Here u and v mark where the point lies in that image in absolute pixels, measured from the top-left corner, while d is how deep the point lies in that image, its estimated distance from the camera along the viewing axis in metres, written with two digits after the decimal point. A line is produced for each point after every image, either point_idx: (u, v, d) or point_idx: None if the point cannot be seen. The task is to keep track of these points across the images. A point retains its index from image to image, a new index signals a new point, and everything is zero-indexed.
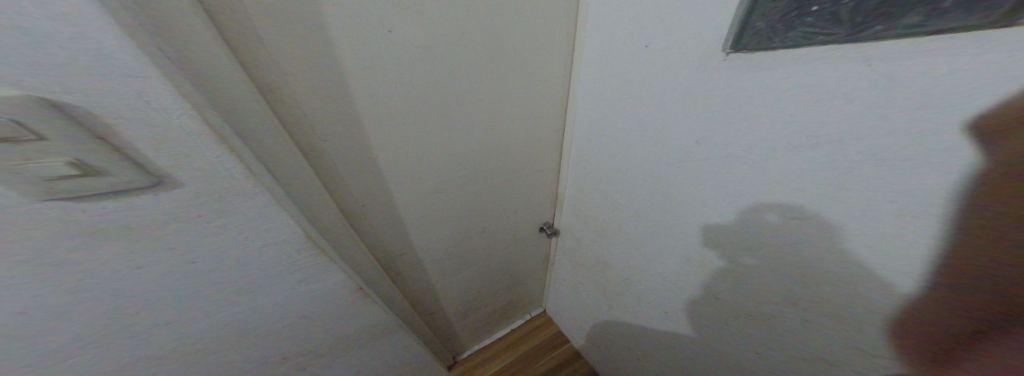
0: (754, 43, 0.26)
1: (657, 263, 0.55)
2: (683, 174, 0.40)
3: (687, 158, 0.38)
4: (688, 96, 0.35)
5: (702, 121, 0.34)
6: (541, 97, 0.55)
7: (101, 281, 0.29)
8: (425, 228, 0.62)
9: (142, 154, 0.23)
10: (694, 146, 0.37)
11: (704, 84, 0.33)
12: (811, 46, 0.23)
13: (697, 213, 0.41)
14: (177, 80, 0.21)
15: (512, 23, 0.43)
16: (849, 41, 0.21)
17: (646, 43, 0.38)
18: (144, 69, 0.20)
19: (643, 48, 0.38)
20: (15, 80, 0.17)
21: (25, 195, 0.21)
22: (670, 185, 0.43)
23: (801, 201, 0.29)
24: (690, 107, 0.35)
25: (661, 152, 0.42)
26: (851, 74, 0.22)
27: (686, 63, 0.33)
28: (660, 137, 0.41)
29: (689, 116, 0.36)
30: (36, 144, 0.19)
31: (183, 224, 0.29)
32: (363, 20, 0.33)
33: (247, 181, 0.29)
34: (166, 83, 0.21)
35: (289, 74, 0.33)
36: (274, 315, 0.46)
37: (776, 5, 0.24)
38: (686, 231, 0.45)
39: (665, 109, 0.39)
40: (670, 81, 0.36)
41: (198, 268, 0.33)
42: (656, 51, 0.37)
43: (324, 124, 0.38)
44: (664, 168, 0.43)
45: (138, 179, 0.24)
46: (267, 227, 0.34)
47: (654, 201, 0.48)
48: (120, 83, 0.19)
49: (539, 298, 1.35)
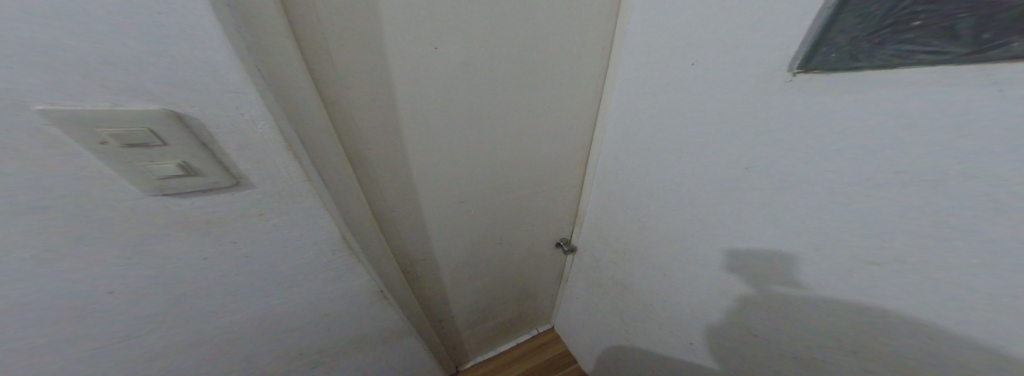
0: (833, 61, 0.24)
1: (680, 289, 0.53)
2: (715, 201, 0.40)
3: (722, 185, 0.38)
4: (729, 121, 0.35)
5: (742, 149, 0.34)
6: (573, 115, 0.57)
7: (171, 268, 0.32)
8: (447, 235, 0.64)
9: (229, 159, 0.26)
10: (730, 174, 0.37)
11: (746, 111, 0.32)
12: (910, 66, 0.20)
13: (728, 242, 0.40)
14: (265, 94, 0.25)
15: (549, 44, 0.45)
16: (964, 60, 0.18)
17: (692, 62, 0.37)
18: (245, 85, 0.23)
19: (688, 67, 0.37)
20: (157, 95, 0.21)
21: (142, 189, 0.25)
22: (703, 211, 0.42)
23: (843, 241, 0.28)
24: (730, 133, 0.35)
25: (694, 177, 0.42)
26: (960, 101, 0.18)
27: (728, 89, 0.33)
28: (693, 162, 0.41)
29: (729, 143, 0.35)
30: (159, 148, 0.23)
31: (246, 221, 0.32)
32: (417, 39, 0.36)
33: (304, 185, 0.32)
34: (258, 97, 0.24)
35: (349, 86, 0.36)
36: (305, 311, 0.48)
37: (864, 20, 0.21)
38: (716, 258, 0.44)
39: (703, 134, 0.38)
40: (709, 107, 0.36)
41: (251, 261, 0.36)
42: (699, 73, 0.36)
43: (370, 133, 0.41)
44: (695, 194, 0.43)
45: (223, 180, 0.27)
46: (312, 228, 0.37)
47: (680, 225, 0.47)
48: (227, 97, 0.23)
49: (549, 314, 1.32)
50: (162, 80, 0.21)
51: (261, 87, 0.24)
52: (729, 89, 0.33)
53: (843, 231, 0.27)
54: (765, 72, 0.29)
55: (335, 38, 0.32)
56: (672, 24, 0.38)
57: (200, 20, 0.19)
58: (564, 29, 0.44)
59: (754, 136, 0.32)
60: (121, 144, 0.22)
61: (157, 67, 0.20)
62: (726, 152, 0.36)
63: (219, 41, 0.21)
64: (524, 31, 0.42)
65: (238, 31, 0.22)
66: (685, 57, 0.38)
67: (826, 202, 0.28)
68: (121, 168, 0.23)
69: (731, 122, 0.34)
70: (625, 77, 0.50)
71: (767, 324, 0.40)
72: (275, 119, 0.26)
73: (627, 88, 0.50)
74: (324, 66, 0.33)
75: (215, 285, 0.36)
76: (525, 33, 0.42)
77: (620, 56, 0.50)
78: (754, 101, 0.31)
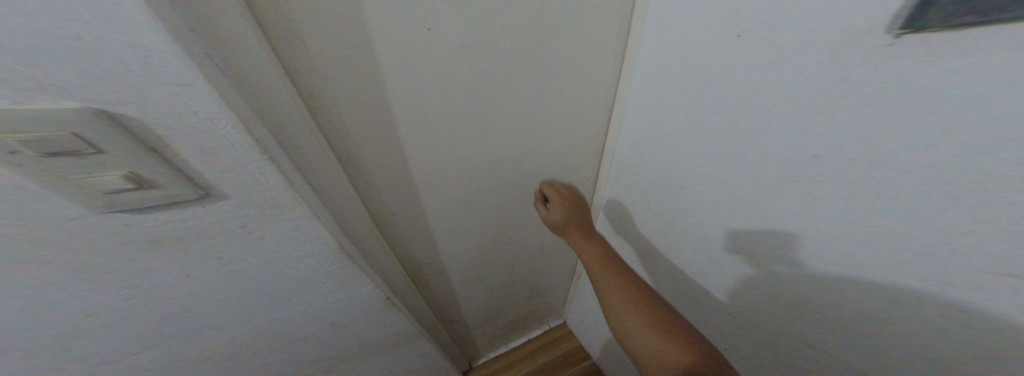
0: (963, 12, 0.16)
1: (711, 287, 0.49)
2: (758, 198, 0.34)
3: (775, 182, 0.31)
4: (780, 105, 0.28)
5: (805, 139, 0.27)
6: (586, 102, 0.50)
7: (148, 289, 0.29)
8: (453, 237, 0.61)
9: (191, 165, 0.22)
10: (779, 168, 0.30)
11: (811, 92, 0.25)
12: None
13: (774, 247, 0.35)
14: (220, 87, 0.21)
15: (559, 19, 0.38)
16: None
17: (739, 31, 0.29)
18: (193, 77, 0.19)
19: (734, 37, 0.29)
20: (83, 92, 0.17)
21: (89, 208, 0.21)
22: (745, 209, 0.36)
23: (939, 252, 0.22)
24: (788, 120, 0.27)
25: (731, 169, 0.36)
26: None
27: (789, 63, 0.26)
28: (733, 154, 0.35)
29: (784, 131, 0.28)
30: (98, 156, 0.19)
31: (225, 238, 0.28)
32: (402, 19, 0.30)
33: (286, 194, 0.28)
34: (212, 91, 0.20)
35: (329, 79, 0.30)
36: (306, 323, 0.45)
37: None
38: (760, 260, 0.38)
39: (743, 120, 0.32)
40: (757, 87, 0.29)
41: (238, 279, 0.32)
42: (746, 44, 0.28)
43: (361, 133, 0.36)
44: (736, 189, 0.36)
45: (185, 192, 0.23)
46: (302, 240, 0.33)
47: (715, 221, 0.42)
48: (173, 91, 0.19)
49: (561, 309, 1.29)
50: (83, 73, 0.17)
51: (212, 77, 0.20)
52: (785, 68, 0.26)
53: (939, 239, 0.21)
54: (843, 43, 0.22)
55: (303, 21, 0.26)
56: None
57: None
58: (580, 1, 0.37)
59: (815, 124, 0.25)
60: (44, 153, 0.18)
61: (68, 57, 0.16)
62: (771, 141, 0.30)
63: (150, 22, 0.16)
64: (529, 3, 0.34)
65: (175, 8, 0.17)
66: (727, 26, 0.30)
67: (919, 206, 0.21)
68: (51, 185, 0.19)
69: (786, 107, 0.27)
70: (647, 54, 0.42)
71: (827, 335, 0.34)
72: (240, 118, 0.22)
73: (650, 67, 0.43)
74: (295, 57, 0.28)
75: (207, 303, 0.33)
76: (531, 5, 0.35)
77: (639, 32, 0.42)
78: (823, 81, 0.24)
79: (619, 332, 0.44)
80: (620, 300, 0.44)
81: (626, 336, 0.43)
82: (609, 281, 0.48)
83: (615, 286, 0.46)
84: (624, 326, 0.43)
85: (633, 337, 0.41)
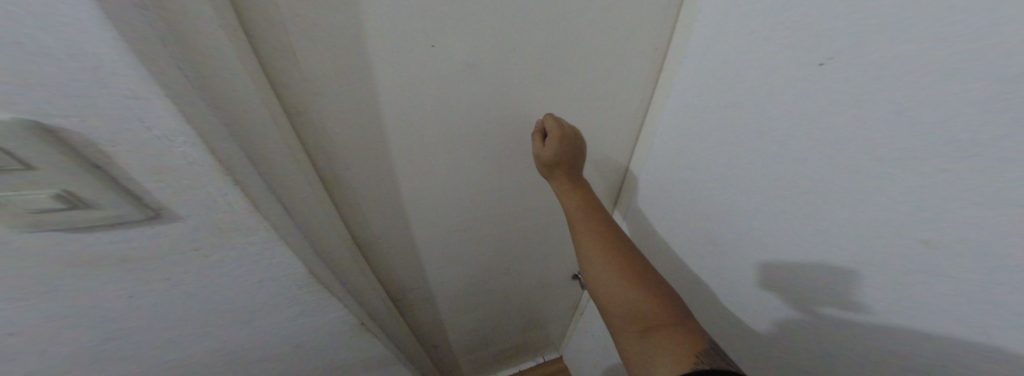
0: None
1: (760, 346, 0.43)
2: (842, 270, 0.28)
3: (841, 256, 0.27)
4: (869, 171, 0.22)
5: (883, 222, 0.22)
6: (601, 137, 0.46)
7: (91, 304, 0.26)
8: (445, 261, 0.56)
9: (141, 186, 0.20)
10: (869, 244, 0.24)
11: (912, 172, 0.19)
12: None
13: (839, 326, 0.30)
14: (184, 104, 0.18)
15: (580, 46, 0.34)
16: None
17: (823, 61, 0.22)
18: (145, 93, 0.16)
19: (817, 69, 0.22)
20: (6, 104, 0.15)
21: (12, 227, 0.19)
22: (800, 276, 0.32)
23: None
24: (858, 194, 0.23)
25: (794, 230, 0.30)
26: None
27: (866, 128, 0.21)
28: (783, 216, 0.30)
29: (855, 205, 0.24)
30: (25, 175, 0.17)
31: (178, 257, 0.26)
32: (403, 35, 0.27)
33: (251, 217, 0.26)
34: (171, 108, 0.17)
35: (319, 94, 0.28)
36: (271, 341, 0.42)
37: None
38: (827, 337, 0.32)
39: (812, 180, 0.26)
40: (819, 148, 0.24)
41: (194, 298, 0.30)
42: (814, 91, 0.23)
43: (349, 152, 0.34)
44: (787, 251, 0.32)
45: (133, 213, 0.21)
46: (267, 263, 0.30)
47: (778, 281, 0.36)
48: (122, 105, 0.16)
49: (558, 343, 1.20)
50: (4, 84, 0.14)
51: (178, 95, 0.17)
52: (877, 131, 0.20)
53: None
54: (986, 123, 0.15)
55: (295, 35, 0.24)
56: (754, 23, 0.26)
57: (58, 6, 0.12)
58: (608, 28, 0.33)
59: (922, 206, 0.20)
60: None
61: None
62: (853, 210, 0.24)
63: (102, 35, 0.13)
64: (547, 26, 0.31)
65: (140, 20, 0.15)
66: (782, 72, 0.25)
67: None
68: None
69: (881, 177, 0.21)
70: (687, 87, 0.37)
71: None
72: (204, 138, 0.20)
73: (689, 102, 0.38)
74: (283, 71, 0.25)
75: (160, 318, 0.31)
76: (548, 28, 0.31)
77: (672, 64, 0.38)
78: (931, 159, 0.18)
79: (590, 277, 0.46)
80: (597, 248, 0.45)
81: (602, 290, 0.44)
82: (588, 231, 0.45)
83: (591, 233, 0.45)
84: (603, 283, 0.44)
85: (603, 283, 0.44)
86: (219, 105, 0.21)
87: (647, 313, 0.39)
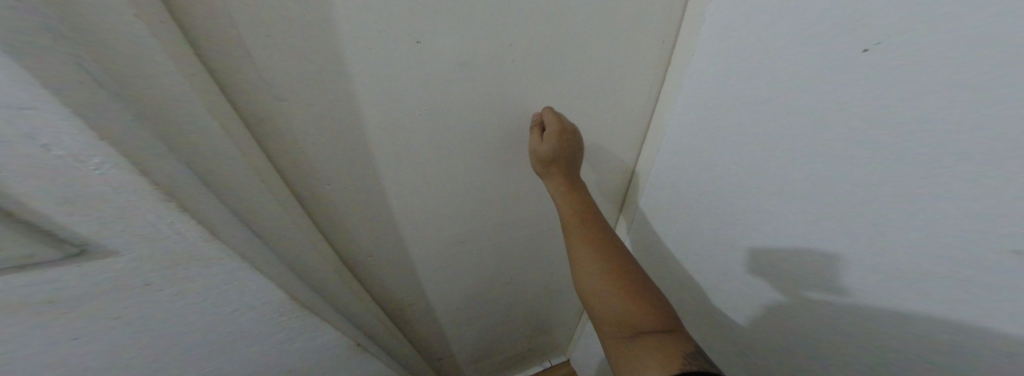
0: None
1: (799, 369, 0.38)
2: (920, 296, 0.23)
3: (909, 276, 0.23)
4: None
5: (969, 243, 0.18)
6: (608, 138, 0.41)
7: (44, 338, 0.24)
8: (443, 274, 0.53)
9: (56, 220, 0.16)
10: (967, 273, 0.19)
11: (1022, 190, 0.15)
12: None
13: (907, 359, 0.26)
14: (101, 122, 0.14)
15: (586, 37, 0.29)
16: None
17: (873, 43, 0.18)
18: (34, 111, 0.12)
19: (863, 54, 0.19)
20: None
21: None
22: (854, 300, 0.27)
23: None
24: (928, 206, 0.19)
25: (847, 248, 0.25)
26: None
27: (936, 125, 0.17)
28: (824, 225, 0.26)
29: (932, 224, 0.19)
30: None
31: (130, 291, 0.22)
32: (382, 28, 0.22)
33: (211, 248, 0.22)
34: (82, 130, 0.13)
35: (288, 100, 0.24)
36: (258, 365, 0.39)
37: None
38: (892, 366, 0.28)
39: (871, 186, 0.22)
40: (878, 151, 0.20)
41: (161, 326, 0.27)
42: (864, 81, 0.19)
43: (330, 163, 0.30)
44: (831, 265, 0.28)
45: (43, 251, 0.17)
46: (239, 292, 0.27)
47: (829, 302, 0.30)
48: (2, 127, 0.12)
49: (565, 348, 1.16)
50: None
51: (88, 106, 0.13)
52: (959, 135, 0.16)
53: None
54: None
55: (252, 29, 0.20)
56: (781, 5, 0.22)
57: None
58: (619, 16, 0.29)
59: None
60: None
61: None
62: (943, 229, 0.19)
63: None
64: (552, 14, 0.26)
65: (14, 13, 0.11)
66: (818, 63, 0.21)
67: None
68: None
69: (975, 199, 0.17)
70: (704, 80, 0.32)
71: None
72: (134, 162, 0.16)
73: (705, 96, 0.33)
74: (238, 73, 0.21)
75: (129, 347, 0.28)
76: (553, 16, 0.26)
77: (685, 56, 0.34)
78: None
79: (579, 283, 0.42)
80: (593, 253, 0.40)
81: (592, 296, 0.40)
82: (585, 234, 0.41)
83: (588, 236, 0.41)
84: (594, 289, 0.40)
85: (594, 290, 0.40)
86: (158, 117, 0.16)
87: (641, 328, 0.36)
